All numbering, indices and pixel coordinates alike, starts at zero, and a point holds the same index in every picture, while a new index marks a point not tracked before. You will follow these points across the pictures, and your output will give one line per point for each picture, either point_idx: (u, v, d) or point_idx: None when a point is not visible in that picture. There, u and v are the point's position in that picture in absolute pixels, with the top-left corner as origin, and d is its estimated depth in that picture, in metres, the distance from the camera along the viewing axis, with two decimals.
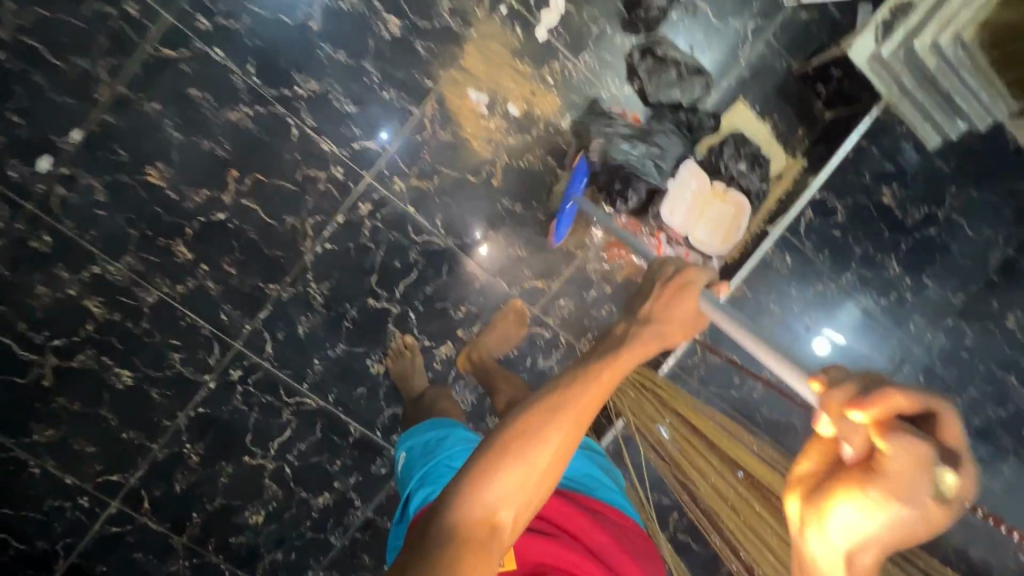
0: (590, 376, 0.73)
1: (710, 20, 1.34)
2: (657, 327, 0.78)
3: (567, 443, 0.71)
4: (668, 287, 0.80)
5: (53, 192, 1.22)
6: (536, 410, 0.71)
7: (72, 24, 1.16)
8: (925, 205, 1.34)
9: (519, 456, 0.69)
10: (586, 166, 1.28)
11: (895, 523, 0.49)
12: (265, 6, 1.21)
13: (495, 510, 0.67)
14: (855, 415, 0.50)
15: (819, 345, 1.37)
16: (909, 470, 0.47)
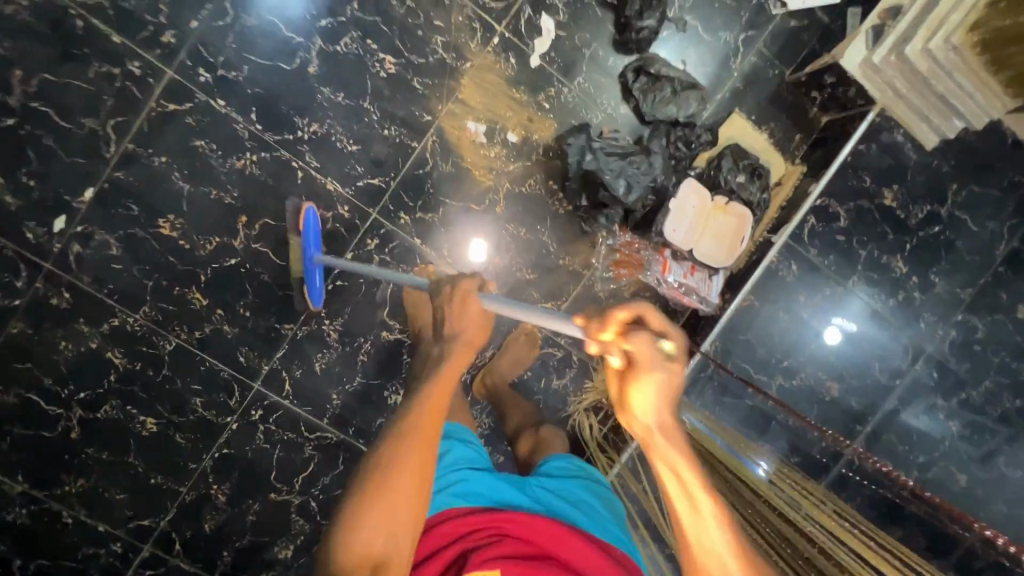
0: (422, 407, 0.80)
1: (701, 34, 1.35)
2: (460, 339, 0.86)
3: (419, 464, 0.77)
4: (451, 304, 0.87)
5: (70, 249, 1.25)
6: (383, 452, 0.77)
7: (78, 87, 1.19)
8: (928, 204, 1.35)
9: (374, 499, 0.75)
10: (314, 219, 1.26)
11: (664, 390, 0.60)
12: (263, 55, 1.23)
13: (370, 548, 0.73)
14: (604, 333, 0.62)
15: (830, 334, 1.39)
16: (651, 351, 0.59)
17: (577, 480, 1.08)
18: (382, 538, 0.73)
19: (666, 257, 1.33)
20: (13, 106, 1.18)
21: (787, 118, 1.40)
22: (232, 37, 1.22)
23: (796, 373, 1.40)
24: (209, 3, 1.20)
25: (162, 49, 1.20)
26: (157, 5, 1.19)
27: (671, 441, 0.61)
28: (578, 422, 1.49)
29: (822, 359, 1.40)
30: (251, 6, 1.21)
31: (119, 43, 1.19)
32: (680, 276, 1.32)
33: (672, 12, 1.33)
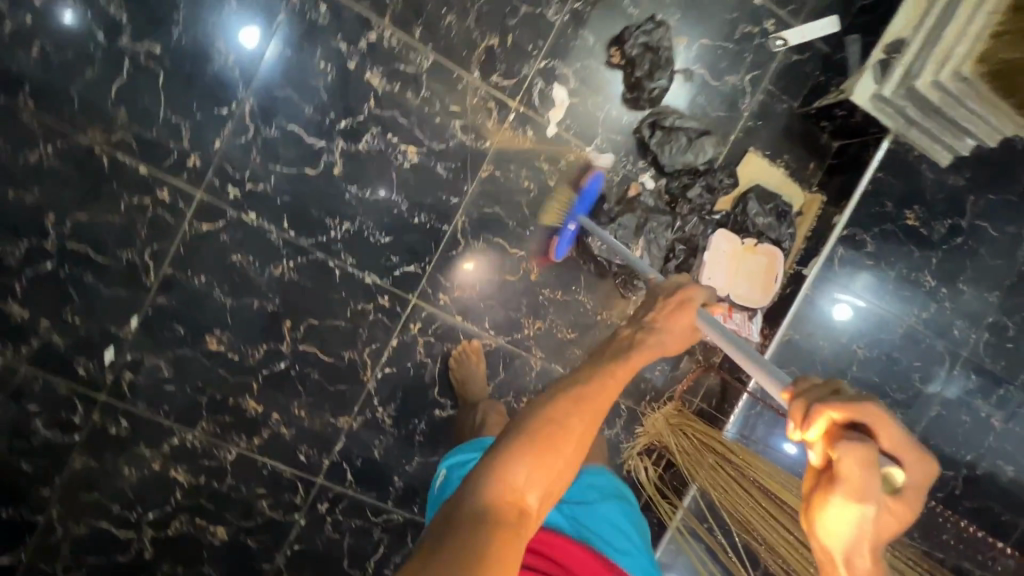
0: (602, 379, 0.78)
1: (708, 81, 1.37)
2: (660, 337, 0.84)
3: (589, 432, 0.75)
4: (669, 301, 0.87)
5: (122, 378, 1.27)
6: (560, 405, 0.75)
7: (111, 221, 1.20)
8: (949, 218, 1.38)
9: (545, 443, 0.72)
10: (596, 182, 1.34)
11: (866, 525, 0.58)
12: (288, 163, 1.24)
13: (527, 487, 0.70)
14: (811, 430, 0.62)
15: (839, 312, 1.41)
16: (861, 470, 0.56)
17: (614, 502, 1.04)
18: (536, 491, 0.70)
19: None
20: (50, 249, 1.19)
21: (800, 149, 1.43)
22: (256, 151, 1.23)
23: None
24: (230, 121, 1.21)
25: (189, 173, 1.21)
26: (179, 131, 1.20)
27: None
28: (634, 468, 1.51)
29: (866, 378, 1.43)
30: (271, 118, 1.22)
31: (146, 173, 1.20)
32: (721, 320, 1.33)
33: (679, 64, 1.35)
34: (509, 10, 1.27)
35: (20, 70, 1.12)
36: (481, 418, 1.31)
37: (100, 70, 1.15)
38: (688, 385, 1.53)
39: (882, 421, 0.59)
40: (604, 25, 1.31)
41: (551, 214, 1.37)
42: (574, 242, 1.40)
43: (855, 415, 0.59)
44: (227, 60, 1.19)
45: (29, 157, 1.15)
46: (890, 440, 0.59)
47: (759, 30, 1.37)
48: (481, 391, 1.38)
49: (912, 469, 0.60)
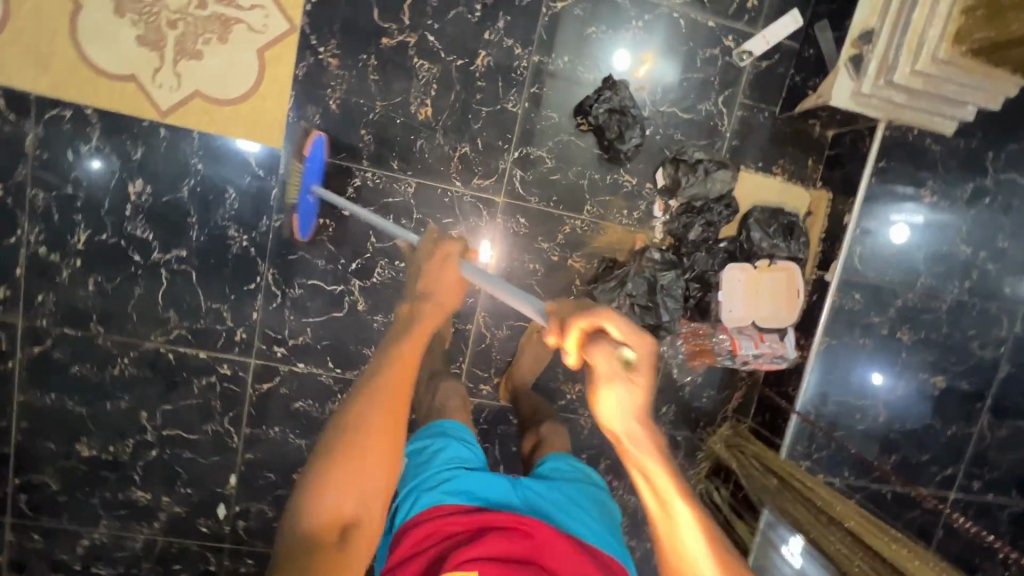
0: (391, 360, 0.74)
1: (680, 116, 1.37)
2: (434, 296, 0.81)
3: (390, 419, 0.71)
4: (430, 259, 0.85)
5: (238, 525, 1.46)
6: (351, 407, 0.71)
7: (190, 403, 1.38)
8: (970, 181, 1.31)
9: (343, 452, 0.68)
10: (319, 147, 1.25)
11: (632, 408, 0.59)
12: (317, 312, 1.37)
13: (337, 505, 0.67)
14: (566, 345, 0.60)
15: (898, 233, 1.34)
16: (609, 365, 0.57)
17: (573, 483, 1.03)
18: (352, 501, 0.67)
19: (733, 335, 1.36)
20: (151, 439, 1.39)
21: (792, 152, 1.41)
22: (287, 311, 1.36)
23: (897, 384, 1.41)
24: (259, 293, 1.35)
25: (239, 346, 1.37)
26: (220, 314, 1.35)
27: (641, 454, 0.63)
28: (705, 490, 1.56)
29: (919, 359, 1.40)
30: (291, 279, 1.35)
31: (206, 357, 1.36)
32: (753, 349, 1.35)
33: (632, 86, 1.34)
34: (471, 116, 1.32)
35: (85, 305, 1.31)
36: (438, 399, 1.20)
37: (145, 285, 1.31)
38: (739, 402, 1.53)
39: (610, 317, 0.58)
40: (563, 99, 1.34)
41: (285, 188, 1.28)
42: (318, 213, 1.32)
43: (590, 322, 0.58)
44: (242, 243, 1.32)
45: (113, 372, 1.34)
46: (624, 334, 0.57)
47: (721, 49, 1.35)
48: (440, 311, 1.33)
49: (646, 350, 0.57)
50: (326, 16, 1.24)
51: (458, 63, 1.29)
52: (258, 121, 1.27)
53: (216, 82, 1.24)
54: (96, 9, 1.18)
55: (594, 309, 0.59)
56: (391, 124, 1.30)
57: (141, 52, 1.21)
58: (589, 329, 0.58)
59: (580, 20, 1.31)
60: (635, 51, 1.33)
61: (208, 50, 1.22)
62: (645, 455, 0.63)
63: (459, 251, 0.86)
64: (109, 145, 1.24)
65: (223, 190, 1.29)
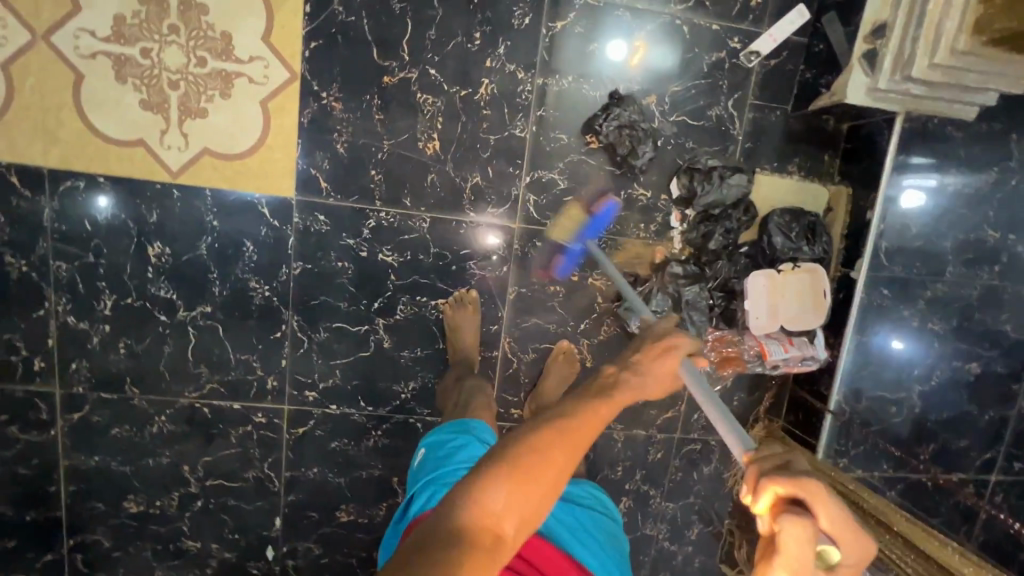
0: (593, 407, 0.73)
1: (691, 123, 1.35)
2: (645, 375, 0.78)
3: (570, 466, 0.70)
4: (656, 343, 0.81)
5: (287, 565, 1.49)
6: (544, 431, 0.70)
7: (229, 452, 1.41)
8: (993, 164, 1.26)
9: (525, 468, 0.67)
10: (611, 208, 1.36)
11: None
12: (345, 354, 1.38)
13: (499, 515, 0.65)
14: (761, 499, 0.59)
15: (909, 199, 1.31)
16: (804, 545, 0.54)
17: (583, 509, 1.09)
18: (513, 520, 0.66)
19: (761, 340, 1.35)
20: (195, 490, 1.42)
21: (807, 150, 1.39)
22: (315, 355, 1.37)
23: (931, 376, 1.37)
24: (285, 340, 1.36)
25: (271, 394, 1.38)
26: (249, 364, 1.36)
27: None
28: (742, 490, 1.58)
29: (954, 350, 1.36)
30: (316, 323, 1.36)
31: (241, 407, 1.38)
32: (783, 352, 1.34)
33: (614, 77, 1.31)
34: (480, 145, 1.31)
35: (118, 368, 1.32)
36: (467, 399, 1.25)
37: (173, 343, 1.33)
38: (770, 402, 1.53)
39: (815, 490, 0.57)
40: (572, 118, 1.32)
41: (557, 229, 1.36)
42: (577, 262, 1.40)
43: (795, 488, 0.57)
44: (264, 293, 1.33)
45: (152, 430, 1.37)
46: (831, 521, 0.56)
47: (727, 52, 1.32)
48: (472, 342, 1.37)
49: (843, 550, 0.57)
50: (326, 60, 1.23)
51: (462, 93, 1.28)
52: (269, 172, 1.26)
53: (223, 137, 1.23)
54: (97, 78, 1.18)
55: (805, 484, 0.57)
56: (401, 161, 1.29)
57: (146, 115, 1.21)
58: (791, 495, 0.57)
59: (582, 37, 1.29)
60: (630, 38, 1.30)
61: (211, 107, 1.22)
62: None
63: (686, 349, 0.82)
64: (124, 211, 1.25)
65: (241, 244, 1.29)
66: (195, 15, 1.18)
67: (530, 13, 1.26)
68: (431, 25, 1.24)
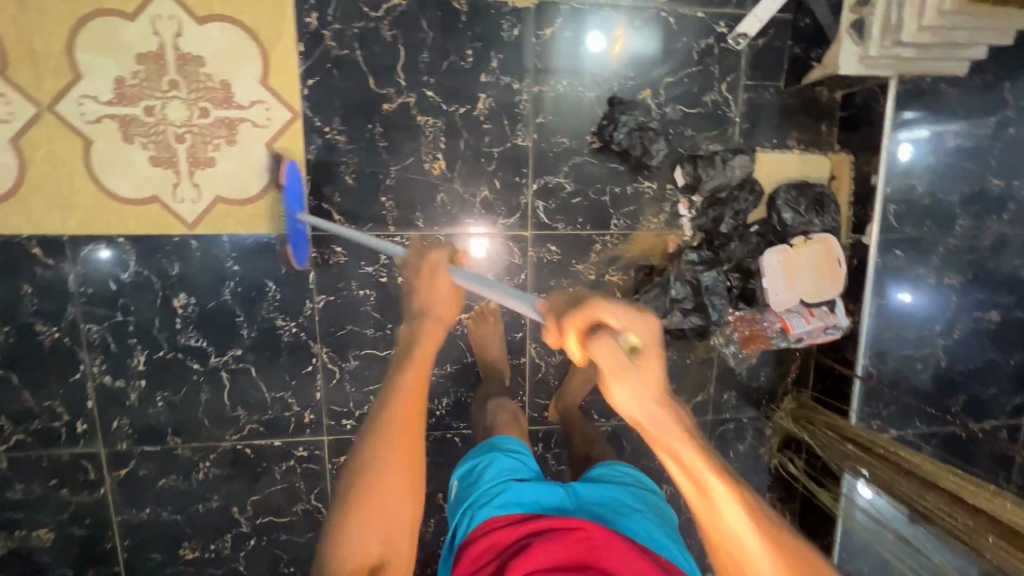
0: (394, 394, 0.87)
1: (687, 112, 1.37)
2: (433, 316, 0.93)
3: (402, 452, 0.83)
4: (425, 284, 0.95)
5: None
6: (360, 449, 0.84)
7: (274, 488, 1.43)
8: (991, 114, 1.28)
9: (363, 487, 0.81)
10: (293, 167, 1.20)
11: (640, 389, 0.67)
12: (376, 380, 1.40)
13: (368, 539, 0.78)
14: (570, 341, 0.72)
15: (905, 150, 1.33)
16: (609, 353, 0.66)
17: (621, 486, 1.11)
18: (379, 533, 0.79)
19: (782, 315, 1.37)
20: (247, 530, 1.44)
21: (805, 123, 1.40)
22: (347, 384, 1.39)
23: (953, 329, 1.41)
24: (317, 373, 1.38)
25: (310, 427, 1.41)
26: (285, 400, 1.39)
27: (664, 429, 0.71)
28: (780, 463, 1.59)
29: (972, 300, 1.40)
30: (346, 353, 1.38)
31: (282, 443, 1.41)
32: (805, 325, 1.36)
33: (596, 70, 1.32)
34: (484, 159, 1.33)
35: (158, 420, 1.35)
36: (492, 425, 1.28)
37: (209, 390, 1.35)
38: (797, 374, 1.55)
39: (602, 308, 0.69)
40: (570, 122, 1.34)
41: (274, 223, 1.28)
42: (309, 241, 1.28)
43: (585, 318, 0.69)
44: (291, 329, 1.35)
45: (198, 477, 1.39)
46: (619, 320, 0.68)
47: (715, 37, 1.34)
48: (499, 351, 1.39)
49: (646, 335, 0.67)
50: (325, 95, 1.24)
51: (460, 111, 1.29)
52: (282, 212, 1.28)
53: (234, 184, 1.26)
54: (105, 140, 1.20)
55: (590, 305, 0.70)
56: (409, 184, 1.31)
57: (156, 172, 1.23)
58: (583, 324, 0.70)
59: (571, 41, 1.30)
60: (609, 29, 1.31)
61: (219, 155, 1.24)
62: (667, 434, 0.70)
63: (450, 265, 0.97)
64: (146, 267, 1.27)
65: (264, 285, 1.32)
66: (193, 68, 1.20)
67: (518, 24, 1.28)
68: (422, 48, 1.26)
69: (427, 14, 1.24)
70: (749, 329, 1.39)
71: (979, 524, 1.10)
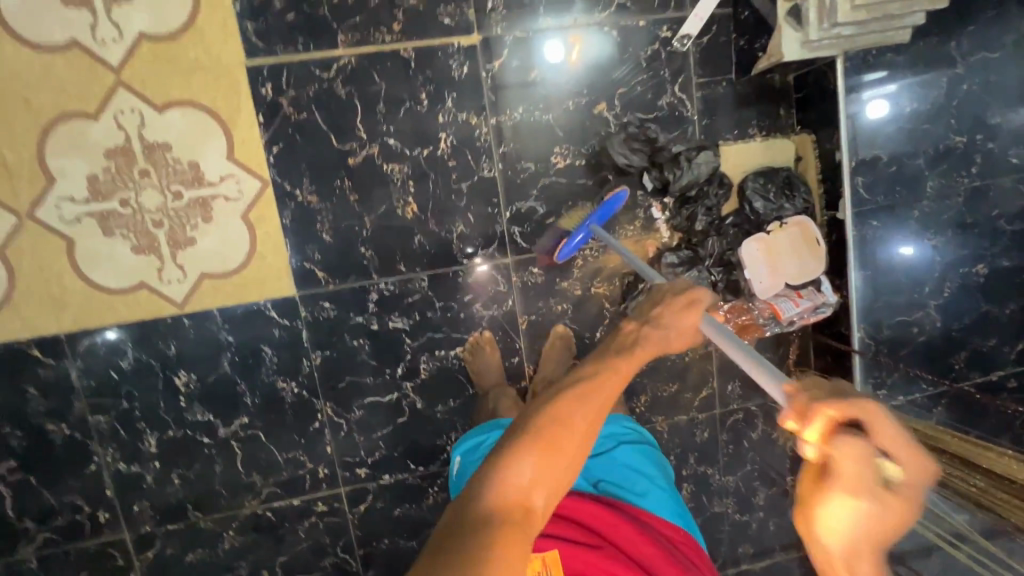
0: (614, 368, 0.71)
1: (645, 118, 1.39)
2: (663, 334, 0.76)
3: (594, 430, 0.68)
4: (675, 300, 0.80)
5: None
6: (568, 396, 0.68)
7: (301, 546, 1.44)
8: (940, 75, 1.31)
9: (552, 437, 0.65)
10: (620, 196, 1.27)
11: (867, 534, 0.49)
12: (384, 425, 1.42)
13: (530, 493, 0.63)
14: (807, 429, 0.53)
15: (876, 109, 1.32)
16: (859, 465, 0.48)
17: (629, 447, 1.13)
18: (542, 491, 0.64)
19: (770, 301, 1.38)
20: None
21: (762, 110, 1.42)
22: (356, 433, 1.41)
23: (942, 288, 1.42)
24: (325, 428, 1.40)
25: (326, 481, 1.42)
26: (298, 459, 1.40)
27: None
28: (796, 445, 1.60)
29: (955, 257, 1.41)
30: (350, 404, 1.40)
31: (301, 501, 1.42)
32: (795, 307, 1.36)
33: (569, 74, 1.35)
34: (455, 195, 1.35)
35: (178, 498, 1.37)
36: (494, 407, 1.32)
37: (222, 460, 1.37)
38: (798, 354, 1.54)
39: (874, 415, 0.51)
40: (532, 147, 1.36)
41: (570, 218, 1.38)
42: (582, 250, 1.36)
43: (848, 408, 0.52)
44: (294, 389, 1.37)
45: (224, 547, 1.41)
46: (886, 439, 0.50)
47: (660, 42, 1.37)
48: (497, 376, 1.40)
49: (916, 478, 0.50)
50: (291, 161, 1.28)
51: (425, 153, 1.32)
52: (266, 277, 1.31)
53: (216, 258, 1.29)
54: (87, 238, 1.24)
55: (856, 402, 0.52)
56: (386, 231, 1.34)
57: (139, 259, 1.26)
58: (841, 416, 0.52)
59: (521, 69, 1.33)
60: (564, 36, 1.33)
61: (198, 234, 1.27)
62: None
63: (707, 303, 0.82)
64: (144, 352, 1.30)
65: (260, 351, 1.34)
66: (161, 155, 1.23)
67: (466, 61, 1.31)
68: (378, 100, 1.29)
69: (378, 68, 1.28)
70: (742, 318, 1.38)
71: (991, 485, 1.17)
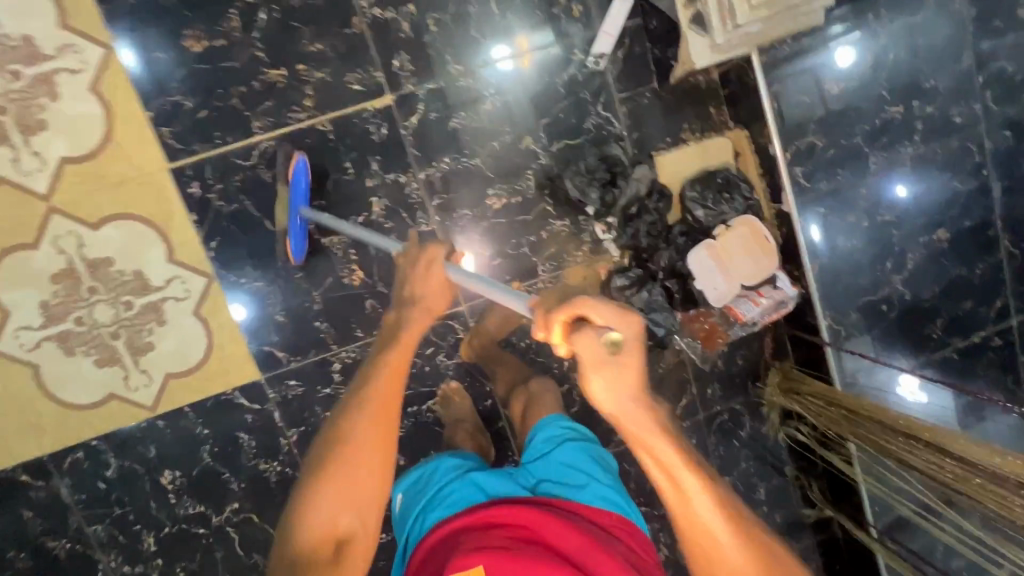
0: (373, 388, 0.89)
1: (573, 143, 1.38)
2: (410, 320, 0.98)
3: (381, 448, 0.86)
4: (416, 270, 1.03)
5: None
6: (341, 425, 0.87)
7: None
8: (862, 51, 1.28)
9: (338, 469, 0.84)
10: (301, 165, 1.21)
11: (617, 384, 0.70)
12: None
13: (337, 518, 0.83)
14: (554, 334, 0.72)
15: (842, 59, 1.28)
16: (594, 347, 0.67)
17: (567, 446, 1.10)
18: (347, 513, 0.83)
19: (728, 306, 1.36)
20: None
21: (692, 113, 1.40)
22: None
23: (905, 260, 1.38)
24: None
25: None
26: None
27: (640, 427, 0.74)
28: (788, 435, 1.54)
29: (914, 227, 1.37)
30: None
31: None
32: (755, 308, 1.34)
33: (490, 111, 1.34)
34: None
35: None
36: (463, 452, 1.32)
37: (220, 547, 1.40)
38: (773, 345, 1.50)
39: (594, 305, 0.69)
40: (465, 192, 1.36)
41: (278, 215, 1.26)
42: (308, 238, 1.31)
43: (572, 310, 0.70)
44: (276, 468, 1.39)
45: None
46: (603, 317, 0.68)
47: (575, 67, 1.35)
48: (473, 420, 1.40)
49: (631, 332, 0.68)
50: (232, 251, 1.30)
51: (360, 219, 1.33)
52: (229, 367, 1.34)
53: (178, 358, 1.31)
54: (51, 361, 1.27)
55: (579, 303, 0.70)
56: (337, 302, 1.35)
57: (104, 372, 1.29)
58: (570, 317, 0.71)
59: (440, 119, 1.33)
60: (474, 78, 1.32)
61: (155, 338, 1.30)
62: (646, 434, 0.74)
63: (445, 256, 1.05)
64: (126, 458, 1.34)
65: (236, 438, 1.37)
66: (104, 269, 1.26)
67: (384, 123, 1.31)
68: None
69: (298, 145, 1.28)
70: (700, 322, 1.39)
71: (963, 472, 1.01)
